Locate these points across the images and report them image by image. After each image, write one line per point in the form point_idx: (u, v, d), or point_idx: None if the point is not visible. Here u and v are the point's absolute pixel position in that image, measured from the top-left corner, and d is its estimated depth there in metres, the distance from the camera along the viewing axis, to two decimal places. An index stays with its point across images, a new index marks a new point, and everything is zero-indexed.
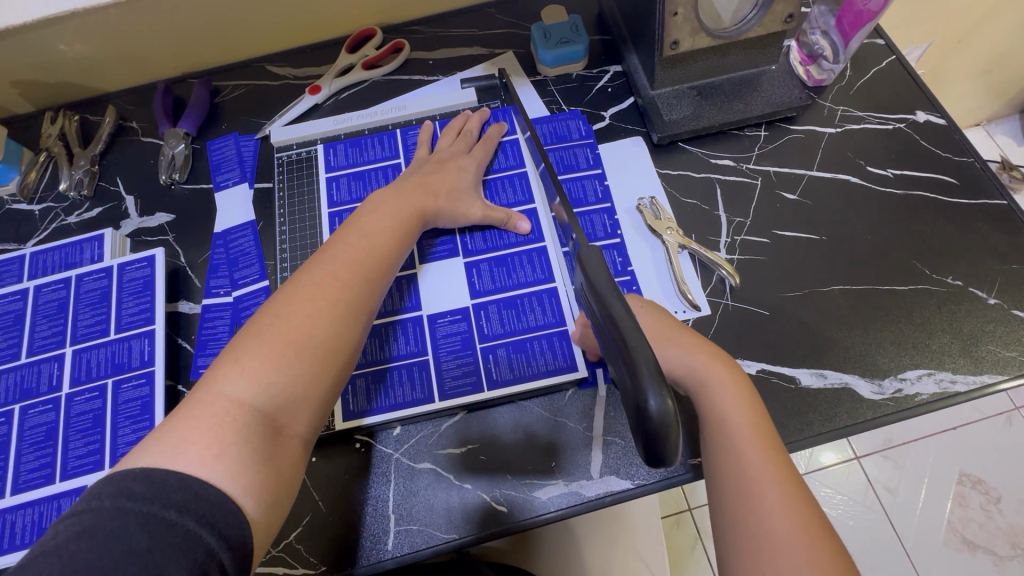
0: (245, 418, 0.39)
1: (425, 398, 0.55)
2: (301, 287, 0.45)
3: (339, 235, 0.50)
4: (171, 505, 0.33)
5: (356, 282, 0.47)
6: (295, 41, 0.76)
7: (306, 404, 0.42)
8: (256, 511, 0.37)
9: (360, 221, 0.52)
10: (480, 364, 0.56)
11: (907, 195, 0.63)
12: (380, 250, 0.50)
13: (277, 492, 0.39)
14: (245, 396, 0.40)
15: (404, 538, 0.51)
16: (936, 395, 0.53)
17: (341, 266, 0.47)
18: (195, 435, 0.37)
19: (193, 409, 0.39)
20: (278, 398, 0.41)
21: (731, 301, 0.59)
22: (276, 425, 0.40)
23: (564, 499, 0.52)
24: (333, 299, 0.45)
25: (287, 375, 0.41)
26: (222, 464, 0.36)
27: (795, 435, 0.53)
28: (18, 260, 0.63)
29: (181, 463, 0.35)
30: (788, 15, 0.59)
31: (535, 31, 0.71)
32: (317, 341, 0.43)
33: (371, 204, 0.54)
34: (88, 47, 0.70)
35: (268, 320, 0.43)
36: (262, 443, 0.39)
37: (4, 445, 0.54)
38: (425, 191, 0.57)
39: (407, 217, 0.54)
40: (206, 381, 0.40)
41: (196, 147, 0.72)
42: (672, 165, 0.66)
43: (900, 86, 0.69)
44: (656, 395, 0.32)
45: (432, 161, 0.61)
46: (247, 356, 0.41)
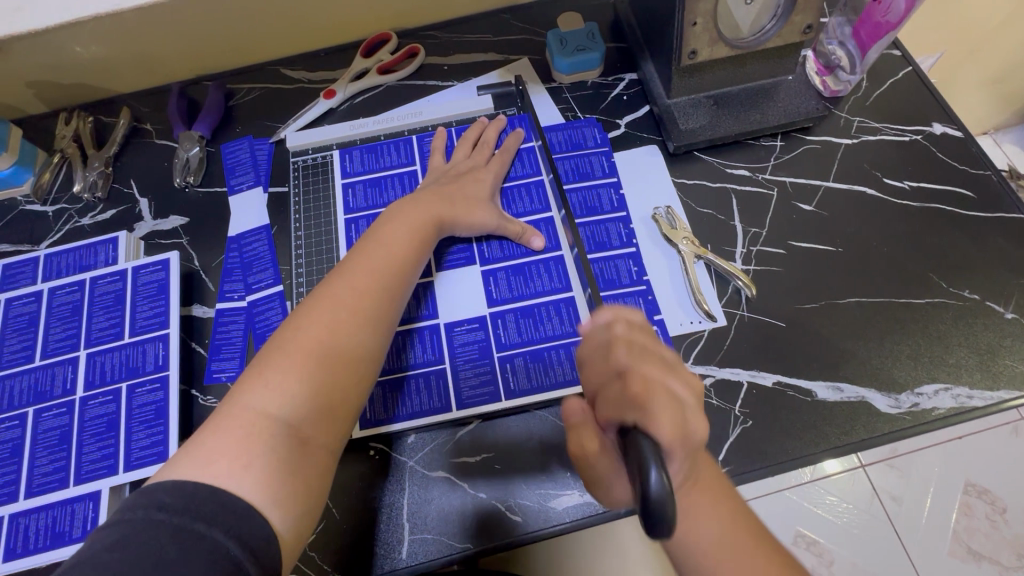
0: (271, 429, 0.39)
1: (442, 407, 0.55)
2: (320, 299, 0.45)
3: (358, 248, 0.51)
4: (201, 516, 0.33)
5: (376, 293, 0.47)
6: (311, 45, 0.76)
7: (333, 413, 0.42)
8: (283, 524, 0.37)
9: (379, 233, 0.52)
10: (497, 374, 0.56)
11: (923, 207, 0.62)
12: (399, 261, 0.50)
13: (307, 504, 0.39)
14: (271, 407, 0.40)
15: (418, 547, 0.51)
16: (953, 410, 0.53)
17: (360, 278, 0.47)
18: (224, 447, 0.37)
19: (223, 421, 0.39)
20: (303, 409, 0.41)
21: (747, 312, 0.58)
22: (304, 437, 0.40)
23: (579, 509, 0.51)
24: (354, 309, 0.45)
25: (311, 385, 0.41)
26: (249, 475, 0.37)
27: (811, 449, 0.53)
28: (33, 262, 0.63)
29: (213, 476, 0.36)
30: (807, 26, 0.59)
31: (551, 38, 0.71)
32: (339, 351, 0.43)
33: (387, 216, 0.54)
34: (103, 49, 0.70)
35: (289, 332, 0.43)
36: (288, 454, 0.39)
37: (18, 448, 0.54)
38: (442, 199, 0.57)
39: (423, 225, 0.54)
40: (233, 394, 0.41)
41: (211, 149, 0.72)
42: (688, 174, 0.66)
43: (916, 97, 0.69)
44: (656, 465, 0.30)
45: (449, 173, 0.61)
46: (271, 368, 0.41)
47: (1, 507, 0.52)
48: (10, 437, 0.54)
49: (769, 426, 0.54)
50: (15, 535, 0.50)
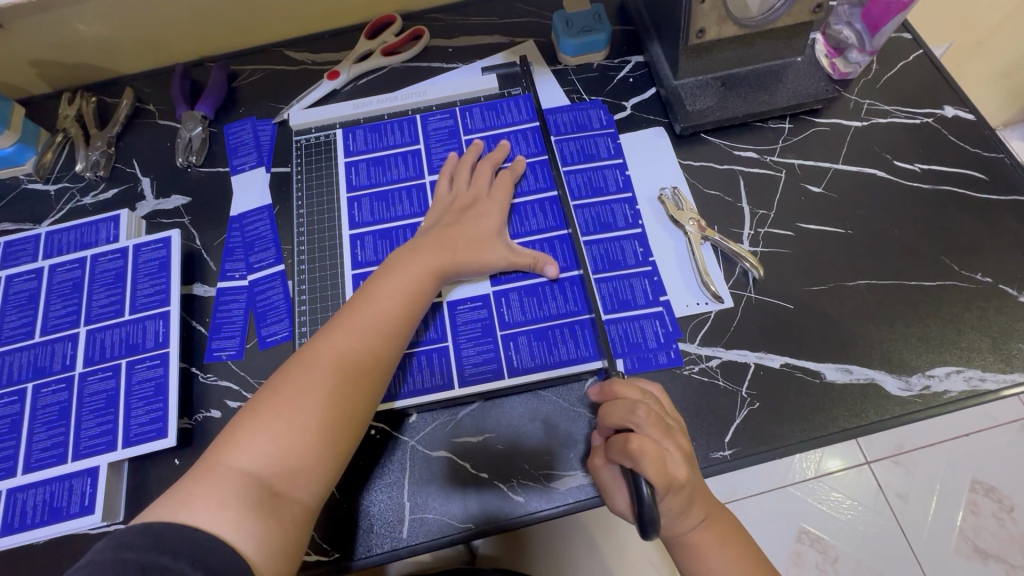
0: (245, 485, 0.41)
1: (443, 384, 0.54)
2: (305, 360, 0.46)
3: (351, 303, 0.51)
4: (166, 551, 0.35)
5: (359, 355, 0.47)
6: (315, 27, 0.76)
7: (306, 475, 0.43)
8: (257, 556, 0.39)
9: (374, 289, 0.51)
10: (499, 354, 0.55)
11: (934, 190, 0.61)
12: (390, 321, 0.50)
13: (283, 546, 0.41)
14: (248, 466, 0.41)
15: (419, 526, 0.50)
16: (965, 393, 0.52)
17: (347, 339, 0.48)
18: (200, 498, 0.40)
19: (205, 473, 0.41)
20: (276, 466, 0.42)
21: (754, 294, 0.58)
22: (275, 493, 0.42)
23: (582, 490, 0.51)
24: (336, 376, 0.46)
25: (285, 449, 0.42)
26: (227, 517, 0.39)
27: (819, 431, 0.52)
28: (34, 239, 0.62)
29: (190, 516, 0.39)
30: (817, 5, 0.58)
31: (558, 19, 0.70)
32: (317, 420, 0.44)
33: (388, 265, 0.54)
34: (107, 29, 0.69)
35: (269, 393, 0.45)
36: (260, 508, 0.40)
37: (17, 424, 0.53)
38: (442, 246, 0.55)
39: (419, 279, 0.53)
40: (219, 448, 0.42)
41: (213, 130, 0.71)
42: (695, 156, 0.65)
43: (927, 80, 0.68)
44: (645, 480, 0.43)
45: (453, 207, 0.59)
46: (254, 428, 0.43)
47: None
48: (10, 412, 0.54)
49: (776, 408, 0.53)
50: (13, 510, 0.50)
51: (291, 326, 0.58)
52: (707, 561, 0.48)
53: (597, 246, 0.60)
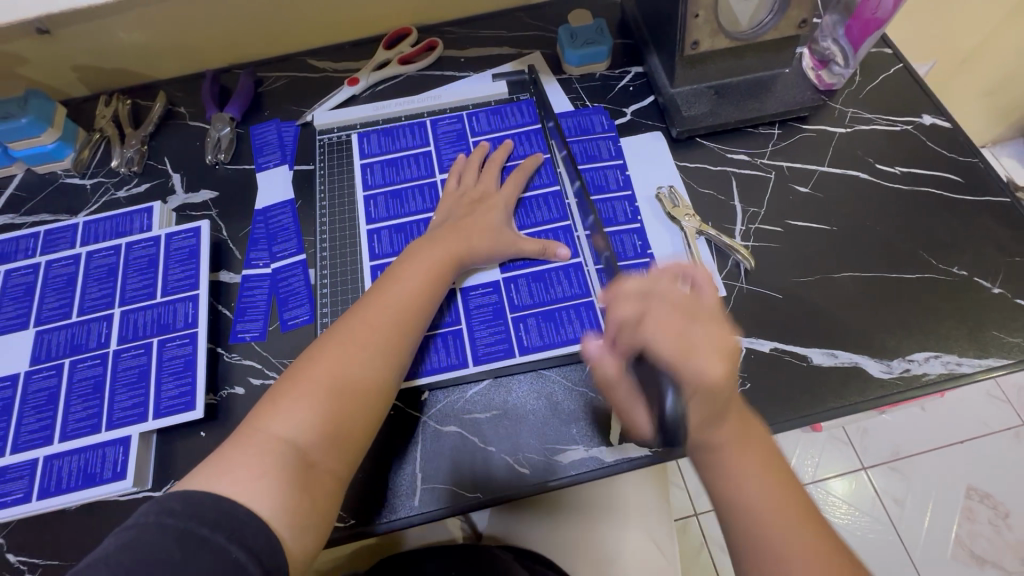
0: (280, 451, 0.44)
1: (459, 363, 0.58)
2: (335, 338, 0.50)
3: (376, 288, 0.55)
4: (205, 522, 0.39)
5: (385, 334, 0.51)
6: (336, 37, 0.81)
7: (338, 443, 0.47)
8: (285, 531, 0.42)
9: (397, 275, 0.56)
10: (512, 336, 0.59)
11: (913, 191, 0.66)
12: (414, 304, 0.54)
13: (312, 518, 0.44)
14: (284, 433, 0.45)
15: (430, 495, 0.53)
16: (943, 375, 0.56)
17: (374, 319, 0.52)
18: (240, 463, 0.43)
19: (242, 441, 0.45)
20: (311, 435, 0.46)
21: (746, 284, 0.62)
22: (310, 460, 0.45)
23: (584, 463, 0.54)
24: (365, 353, 0.50)
25: (319, 419, 0.46)
26: (260, 486, 0.42)
27: (807, 410, 0.55)
28: (72, 228, 0.67)
29: (226, 487, 0.42)
30: (802, 20, 0.64)
31: (563, 32, 0.76)
32: (349, 392, 0.48)
33: (409, 254, 0.58)
34: (145, 36, 0.75)
35: (301, 367, 0.49)
36: (294, 473, 0.44)
37: (54, 395, 0.57)
38: (460, 237, 0.59)
39: (438, 267, 0.57)
40: (256, 418, 0.46)
41: (240, 131, 0.76)
42: (690, 158, 0.70)
43: (907, 91, 0.73)
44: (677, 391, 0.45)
45: (464, 201, 0.64)
46: (288, 399, 0.47)
47: (37, 449, 0.55)
48: (48, 385, 0.58)
49: (766, 389, 0.56)
50: (50, 475, 0.53)
51: (311, 310, 0.62)
52: (732, 476, 0.44)
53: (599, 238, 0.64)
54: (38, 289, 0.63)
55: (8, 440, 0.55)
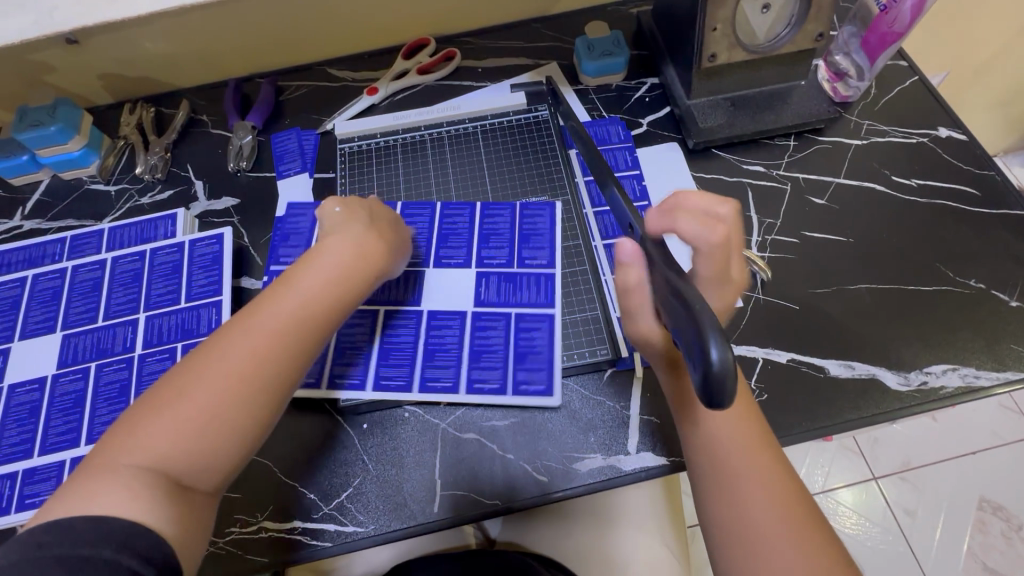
0: (140, 480, 0.37)
1: (497, 389, 0.57)
2: (205, 356, 0.43)
3: (266, 294, 0.47)
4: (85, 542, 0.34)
5: (269, 350, 0.44)
6: (356, 47, 0.83)
7: (201, 470, 0.40)
8: (173, 537, 0.37)
9: (293, 281, 0.48)
10: (550, 363, 0.58)
11: (930, 203, 0.66)
12: (309, 316, 0.46)
13: (192, 532, 0.39)
14: (145, 461, 0.38)
15: (449, 501, 0.54)
16: (960, 388, 0.56)
17: (260, 336, 0.44)
18: (98, 492, 0.36)
19: (95, 470, 0.38)
20: (174, 459, 0.39)
21: (762, 295, 0.62)
22: (177, 486, 0.39)
23: (601, 472, 0.54)
24: (240, 371, 0.42)
25: (178, 445, 0.39)
26: (136, 506, 0.36)
27: (824, 421, 0.56)
28: (98, 234, 0.68)
29: (98, 505, 0.36)
30: (819, 33, 0.64)
31: (580, 44, 0.77)
32: (219, 417, 0.41)
33: (311, 257, 0.50)
34: (169, 45, 0.76)
35: (171, 384, 0.42)
36: (163, 501, 0.38)
37: (80, 399, 0.58)
38: (373, 245, 0.52)
39: (343, 275, 0.50)
40: (111, 444, 0.39)
41: (261, 139, 0.77)
42: (706, 169, 0.71)
43: (923, 104, 0.73)
44: (721, 342, 0.28)
45: (382, 205, 0.57)
46: (150, 422, 0.40)
47: (64, 451, 0.56)
48: (74, 388, 0.59)
49: (784, 400, 0.57)
50: None
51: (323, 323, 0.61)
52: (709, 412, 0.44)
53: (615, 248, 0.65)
54: (65, 293, 0.64)
55: (36, 442, 0.56)
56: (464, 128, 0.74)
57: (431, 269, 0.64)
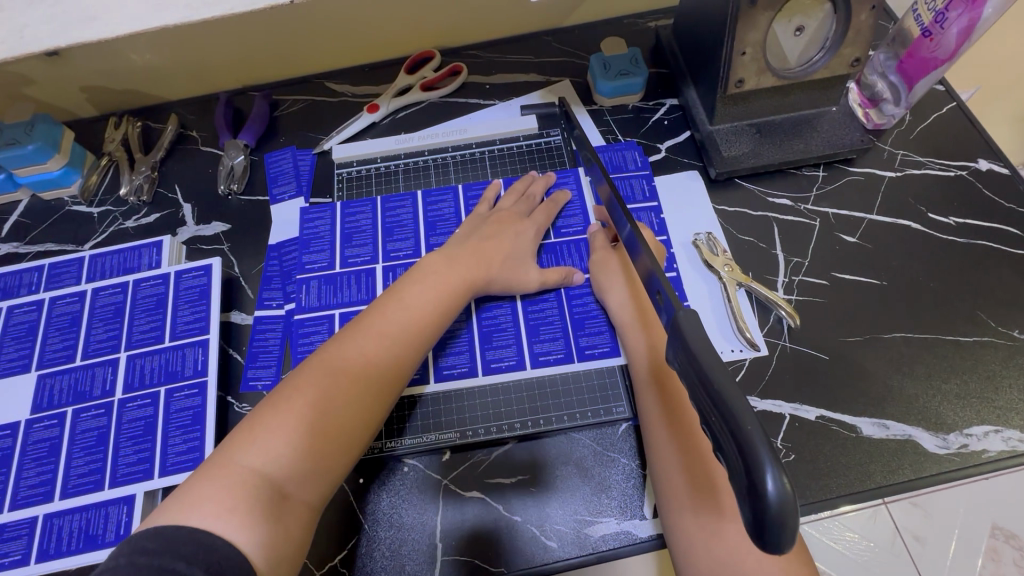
0: (256, 484, 0.40)
1: (563, 357, 0.58)
2: (323, 361, 0.46)
3: (377, 305, 0.51)
4: (180, 556, 0.34)
5: (382, 358, 0.48)
6: (356, 60, 0.78)
7: (316, 476, 0.42)
8: (263, 564, 0.37)
9: (403, 293, 0.52)
10: (610, 326, 0.59)
11: (970, 244, 0.62)
12: (418, 327, 0.51)
13: (287, 549, 0.39)
14: (260, 465, 0.40)
15: (450, 567, 0.50)
16: (1003, 453, 0.52)
17: (373, 342, 0.48)
18: (209, 497, 0.38)
19: (214, 473, 0.40)
20: (289, 466, 0.41)
21: (789, 343, 0.58)
22: (286, 495, 0.41)
23: (615, 538, 0.50)
24: (356, 377, 0.46)
25: (298, 448, 0.42)
26: (235, 517, 0.38)
27: (855, 486, 0.52)
28: (77, 263, 0.63)
29: (198, 518, 0.37)
30: (855, 58, 0.59)
31: (595, 61, 0.72)
32: (337, 421, 0.44)
33: (419, 271, 0.54)
34: (157, 57, 0.71)
35: (287, 390, 0.45)
36: (271, 507, 0.39)
37: (56, 447, 0.54)
38: (478, 259, 0.57)
39: (448, 290, 0.54)
40: (228, 449, 0.41)
41: (254, 158, 0.72)
42: (729, 201, 0.66)
43: (961, 133, 0.69)
44: (775, 476, 0.25)
45: (491, 221, 0.61)
46: (266, 427, 0.42)
47: (37, 507, 0.52)
48: (49, 435, 0.55)
49: (813, 460, 0.53)
50: (49, 536, 0.50)
51: None
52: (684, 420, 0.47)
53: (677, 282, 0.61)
54: (42, 328, 0.60)
55: (6, 496, 0.52)
56: (471, 153, 0.70)
57: (554, 238, 0.64)
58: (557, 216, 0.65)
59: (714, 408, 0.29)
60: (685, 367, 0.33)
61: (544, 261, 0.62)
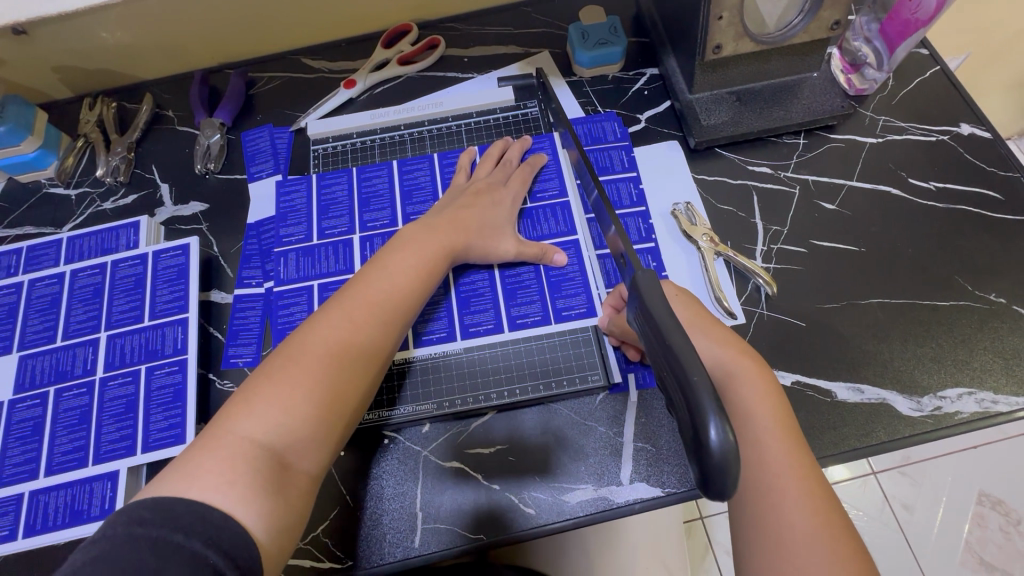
0: (254, 454, 0.40)
1: (542, 319, 0.58)
2: (310, 331, 0.46)
3: (361, 277, 0.51)
4: (179, 528, 0.34)
5: (371, 325, 0.48)
6: (331, 35, 0.77)
7: (315, 444, 0.43)
8: (264, 534, 0.38)
9: (384, 262, 0.52)
10: (587, 288, 0.59)
11: (949, 209, 0.61)
12: (402, 294, 0.51)
13: (290, 518, 0.40)
14: (256, 434, 0.41)
15: (431, 536, 0.51)
16: (976, 414, 0.52)
17: (357, 309, 0.48)
18: (207, 466, 0.38)
19: (210, 444, 0.40)
20: (287, 435, 0.42)
21: (767, 311, 0.58)
22: (284, 464, 0.41)
23: (592, 504, 0.51)
24: (345, 343, 0.46)
25: (292, 415, 0.42)
26: (235, 489, 0.38)
27: (828, 450, 0.52)
28: (56, 244, 0.63)
29: (198, 492, 0.37)
30: (835, 22, 0.58)
31: (573, 31, 0.71)
32: (332, 387, 0.44)
33: (399, 241, 0.54)
34: (127, 35, 0.70)
35: (277, 360, 0.45)
36: (270, 477, 0.40)
37: (38, 427, 0.55)
38: (457, 227, 0.56)
39: (431, 257, 0.54)
40: (222, 419, 0.41)
41: (231, 137, 0.72)
42: (709, 170, 0.65)
43: (945, 97, 0.68)
44: (717, 427, 0.27)
45: (469, 192, 0.60)
46: (260, 396, 0.42)
47: (22, 484, 0.52)
48: (32, 415, 0.55)
49: None
50: (35, 512, 0.51)
51: None
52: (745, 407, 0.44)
53: (650, 254, 0.61)
54: (22, 310, 0.60)
55: None
56: (448, 126, 0.69)
57: (531, 204, 0.63)
58: (533, 182, 0.64)
59: (670, 367, 0.32)
60: (647, 331, 0.35)
61: (522, 228, 0.62)
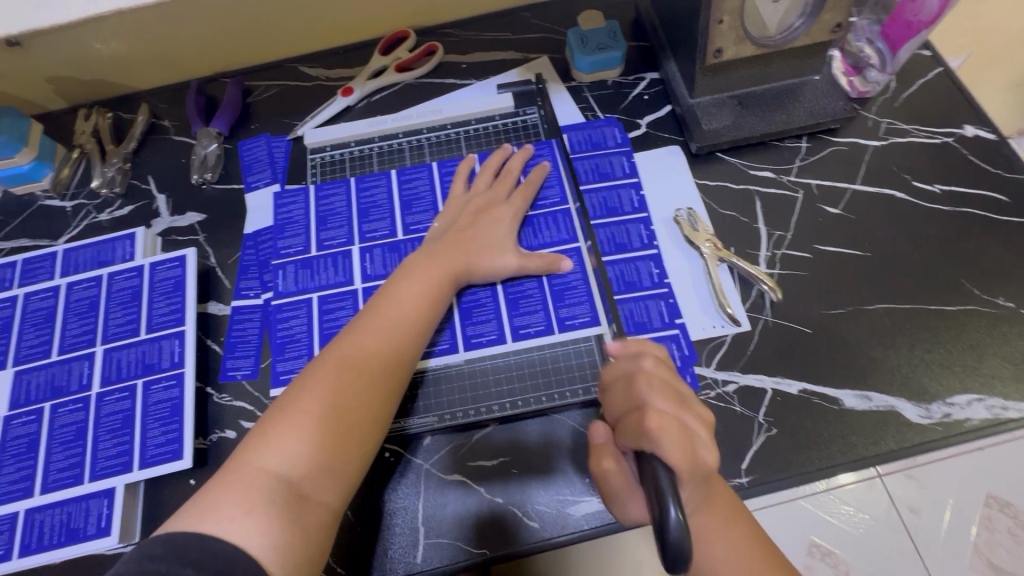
0: (270, 485, 0.39)
1: (544, 329, 0.57)
2: (324, 363, 0.46)
3: (372, 306, 0.51)
4: (189, 561, 0.34)
5: (383, 352, 0.47)
6: (329, 43, 0.76)
7: (331, 474, 0.42)
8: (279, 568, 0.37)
9: (393, 290, 0.52)
10: (590, 296, 0.58)
11: (954, 212, 0.61)
12: (413, 319, 0.50)
13: (308, 551, 0.39)
14: (274, 466, 0.40)
15: (434, 551, 0.50)
16: (986, 421, 0.52)
17: (370, 337, 0.48)
18: (224, 499, 0.38)
19: (229, 477, 0.40)
20: (304, 465, 0.41)
21: (772, 317, 0.57)
22: (302, 496, 0.40)
23: (598, 516, 0.50)
24: (359, 371, 0.45)
25: (308, 445, 0.41)
26: (251, 520, 0.38)
27: (836, 459, 0.51)
28: (51, 257, 0.63)
29: (213, 526, 0.37)
30: (837, 24, 0.57)
31: (573, 36, 0.70)
32: (346, 415, 0.43)
33: (406, 267, 0.54)
34: (123, 45, 0.70)
35: (293, 392, 0.44)
36: (287, 508, 0.39)
37: (34, 443, 0.54)
38: (459, 247, 0.56)
39: (439, 283, 0.54)
40: (241, 453, 0.41)
41: (228, 146, 0.71)
42: (711, 175, 0.65)
43: (947, 99, 0.67)
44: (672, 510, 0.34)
45: (469, 210, 0.60)
46: (276, 429, 0.42)
47: (16, 503, 0.52)
48: (27, 432, 0.54)
49: (797, 433, 0.52)
50: (29, 531, 0.50)
51: (310, 341, 0.57)
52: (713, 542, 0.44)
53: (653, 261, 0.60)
54: (17, 325, 0.59)
55: None
56: (447, 134, 0.69)
57: (532, 212, 0.62)
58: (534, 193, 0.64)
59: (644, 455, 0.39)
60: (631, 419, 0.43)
61: (523, 236, 0.61)
